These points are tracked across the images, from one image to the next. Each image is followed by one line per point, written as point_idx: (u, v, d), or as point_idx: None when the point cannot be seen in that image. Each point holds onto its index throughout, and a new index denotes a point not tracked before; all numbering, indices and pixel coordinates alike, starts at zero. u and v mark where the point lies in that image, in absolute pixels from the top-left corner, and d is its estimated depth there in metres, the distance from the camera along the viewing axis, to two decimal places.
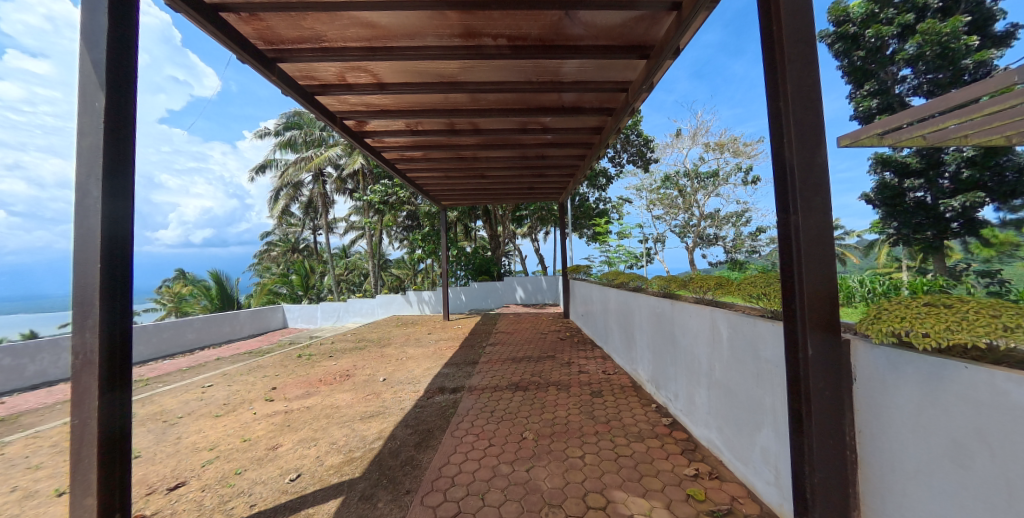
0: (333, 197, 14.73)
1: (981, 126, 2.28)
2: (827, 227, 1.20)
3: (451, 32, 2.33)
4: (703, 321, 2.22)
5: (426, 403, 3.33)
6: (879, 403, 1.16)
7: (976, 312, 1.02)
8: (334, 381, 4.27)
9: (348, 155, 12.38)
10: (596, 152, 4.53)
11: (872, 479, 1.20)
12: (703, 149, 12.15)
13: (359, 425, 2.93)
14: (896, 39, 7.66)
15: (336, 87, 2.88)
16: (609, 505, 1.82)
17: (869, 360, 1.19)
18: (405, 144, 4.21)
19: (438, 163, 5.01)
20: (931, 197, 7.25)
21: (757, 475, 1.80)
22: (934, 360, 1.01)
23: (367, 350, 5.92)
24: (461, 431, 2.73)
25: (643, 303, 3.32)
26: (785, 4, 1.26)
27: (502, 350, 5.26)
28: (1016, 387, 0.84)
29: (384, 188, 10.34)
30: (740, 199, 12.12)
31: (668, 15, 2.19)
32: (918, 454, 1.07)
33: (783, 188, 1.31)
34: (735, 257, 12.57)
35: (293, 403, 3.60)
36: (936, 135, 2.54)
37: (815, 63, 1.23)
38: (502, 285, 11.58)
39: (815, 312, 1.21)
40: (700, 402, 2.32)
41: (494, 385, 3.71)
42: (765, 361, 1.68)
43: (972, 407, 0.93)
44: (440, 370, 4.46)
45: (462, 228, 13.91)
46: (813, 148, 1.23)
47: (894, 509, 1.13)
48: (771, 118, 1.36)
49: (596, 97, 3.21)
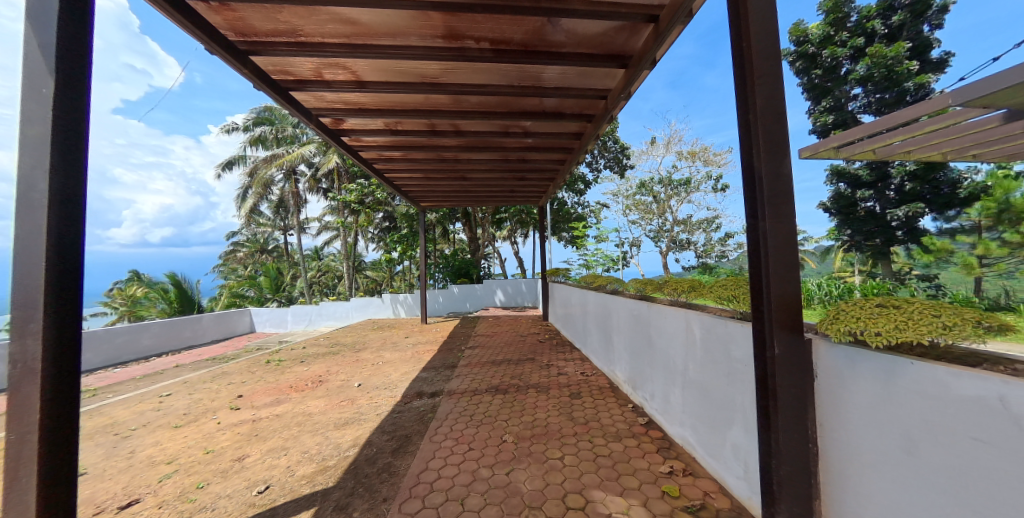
0: (305, 196, 14.25)
1: (922, 143, 2.52)
2: (791, 233, 1.29)
3: (434, 33, 2.32)
4: (678, 322, 2.30)
5: (404, 408, 3.26)
6: (838, 398, 1.23)
7: (921, 311, 1.12)
8: (306, 387, 4.10)
9: (323, 154, 12.10)
10: (576, 157, 4.60)
11: (831, 470, 1.27)
12: (676, 157, 12.57)
13: (333, 432, 2.82)
14: (849, 60, 8.29)
15: (313, 84, 2.80)
16: (589, 505, 1.85)
17: (829, 359, 1.26)
18: (385, 144, 4.14)
19: (419, 164, 4.93)
20: (880, 206, 7.92)
21: (729, 471, 1.87)
22: (887, 357, 1.09)
23: (341, 355, 5.72)
24: (439, 435, 2.69)
25: (621, 305, 3.38)
26: (754, 21, 1.34)
27: (482, 353, 5.24)
28: (958, 380, 0.92)
29: (361, 188, 10.11)
30: (710, 206, 12.68)
31: (646, 27, 2.27)
32: (871, 445, 1.15)
33: (753, 195, 1.37)
34: (706, 262, 13.07)
35: (261, 411, 3.43)
36: (885, 150, 2.78)
37: (780, 80, 1.32)
38: (481, 288, 11.58)
39: (781, 313, 1.28)
40: (676, 401, 2.39)
41: (474, 388, 3.68)
42: (736, 361, 1.75)
43: (919, 399, 1.02)
44: (419, 374, 4.38)
45: (441, 230, 13.73)
46: (780, 159, 1.31)
47: (852, 497, 1.21)
48: (741, 130, 1.43)
49: (576, 103, 3.27)
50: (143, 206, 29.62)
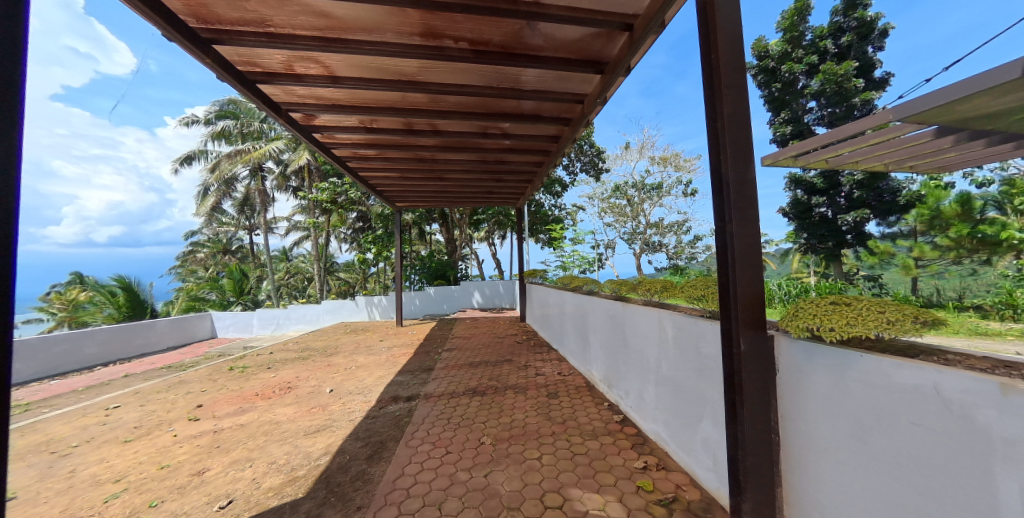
0: (272, 194, 13.62)
1: (868, 154, 2.74)
2: (754, 236, 1.36)
3: (412, 30, 2.29)
4: (652, 322, 2.37)
5: (379, 414, 3.17)
6: (798, 389, 1.32)
7: (869, 307, 1.22)
8: (273, 395, 3.91)
9: (293, 151, 11.61)
10: (553, 160, 4.66)
11: (792, 458, 1.35)
12: (649, 162, 12.99)
13: (302, 441, 2.70)
14: (804, 75, 8.88)
15: (283, 77, 2.68)
16: (567, 503, 1.87)
17: (790, 353, 1.34)
18: (359, 141, 4.03)
19: (395, 163, 4.83)
20: (832, 212, 8.52)
21: (699, 463, 1.94)
22: (839, 351, 1.18)
23: (311, 360, 5.49)
24: (416, 440, 2.64)
25: (597, 306, 3.45)
26: (722, 34, 1.41)
27: (459, 355, 5.19)
28: (900, 371, 1.00)
29: (333, 187, 9.80)
30: (681, 210, 13.19)
31: (621, 35, 2.33)
32: (826, 434, 1.23)
33: (720, 200, 1.44)
34: (677, 263, 13.58)
35: (223, 421, 3.23)
36: (836, 160, 3.01)
37: (746, 91, 1.40)
38: (458, 289, 11.47)
39: (747, 311, 1.35)
40: (649, 398, 2.46)
41: (451, 391, 3.64)
42: (706, 357, 1.83)
43: (867, 389, 1.10)
44: (394, 377, 4.28)
45: (417, 231, 13.49)
46: (744, 165, 1.39)
47: (810, 482, 1.29)
48: (710, 137, 1.50)
49: (554, 107, 3.31)
50: (87, 202, 27.19)
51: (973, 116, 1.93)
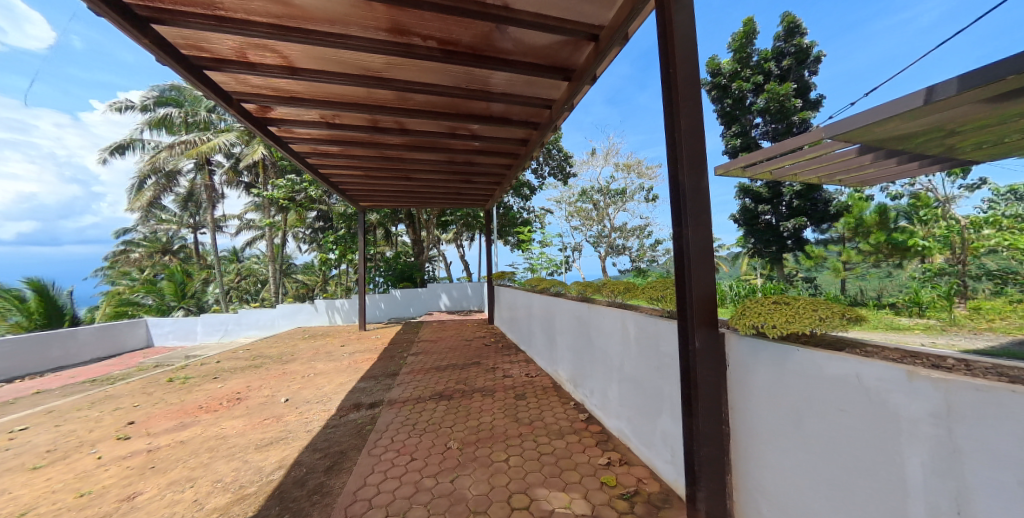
0: (222, 189, 12.62)
1: (805, 167, 3.03)
2: (708, 241, 1.46)
3: (378, 25, 2.22)
4: (615, 322, 2.46)
5: (339, 422, 3.03)
6: (744, 382, 1.42)
7: (803, 306, 1.35)
8: (220, 407, 3.61)
9: (246, 144, 10.84)
10: (522, 163, 4.71)
11: (740, 447, 1.45)
12: (613, 169, 13.48)
13: (253, 456, 2.51)
14: (752, 93, 9.62)
15: (234, 64, 2.50)
16: (533, 503, 1.88)
17: (737, 349, 1.44)
18: (320, 137, 3.84)
19: (359, 161, 4.65)
20: (776, 219, 9.13)
21: (658, 456, 2.03)
22: (779, 346, 1.29)
23: (264, 368, 5.14)
24: (379, 448, 2.54)
25: (564, 307, 3.52)
26: (679, 50, 1.50)
27: (425, 359, 5.07)
28: (829, 362, 1.12)
29: (292, 184, 9.29)
30: (643, 215, 13.81)
31: (588, 45, 2.41)
32: (768, 423, 1.34)
33: (677, 207, 1.53)
34: (639, 266, 14.22)
35: (160, 438, 2.94)
36: (779, 172, 3.29)
37: (700, 105, 1.50)
38: (425, 292, 11.24)
39: (701, 310, 1.44)
40: (613, 396, 2.54)
41: (417, 396, 3.55)
42: (665, 355, 1.92)
43: (802, 379, 1.21)
44: (356, 384, 4.11)
45: (383, 231, 13.10)
46: (698, 175, 1.48)
47: (755, 468, 1.39)
48: (668, 146, 1.59)
49: (523, 110, 3.36)
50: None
51: (889, 137, 2.19)
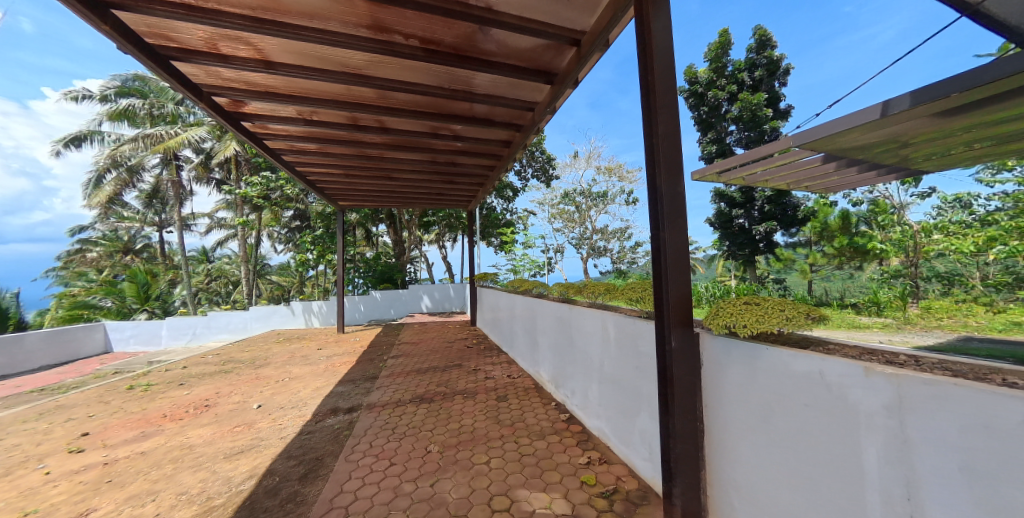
0: (190, 186, 12.03)
1: (775, 174, 3.18)
2: (684, 244, 1.51)
3: (359, 22, 2.18)
4: (596, 322, 2.49)
5: (315, 428, 2.93)
6: (717, 380, 1.47)
7: (771, 306, 1.41)
8: (186, 415, 3.43)
9: (217, 139, 10.39)
10: (505, 164, 4.72)
11: (713, 443, 1.50)
12: (595, 172, 13.68)
13: (221, 465, 2.40)
14: (727, 101, 10.00)
15: (205, 56, 2.40)
16: (514, 505, 1.89)
17: (711, 348, 1.49)
18: (297, 133, 3.73)
19: (338, 159, 4.53)
20: (748, 223, 9.61)
21: (636, 454, 2.08)
22: (749, 345, 1.34)
23: (235, 373, 4.92)
24: (357, 453, 2.48)
25: (546, 308, 3.55)
26: (658, 58, 1.54)
27: (406, 362, 4.99)
28: (795, 359, 1.18)
29: (266, 182, 8.96)
30: (623, 217, 14.10)
31: (570, 49, 2.45)
32: (739, 418, 1.39)
33: (655, 210, 1.57)
34: (620, 267, 14.51)
35: (118, 450, 2.76)
36: (751, 178, 3.44)
37: (677, 112, 1.55)
38: (407, 293, 11.07)
39: (677, 311, 1.49)
40: (594, 396, 2.58)
41: (397, 399, 3.49)
42: (644, 355, 1.97)
43: (770, 376, 1.27)
44: (334, 388, 3.99)
45: (363, 232, 12.81)
46: (675, 179, 1.53)
47: (726, 462, 1.44)
48: (647, 151, 1.62)
49: (506, 112, 3.36)
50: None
51: (850, 147, 2.32)
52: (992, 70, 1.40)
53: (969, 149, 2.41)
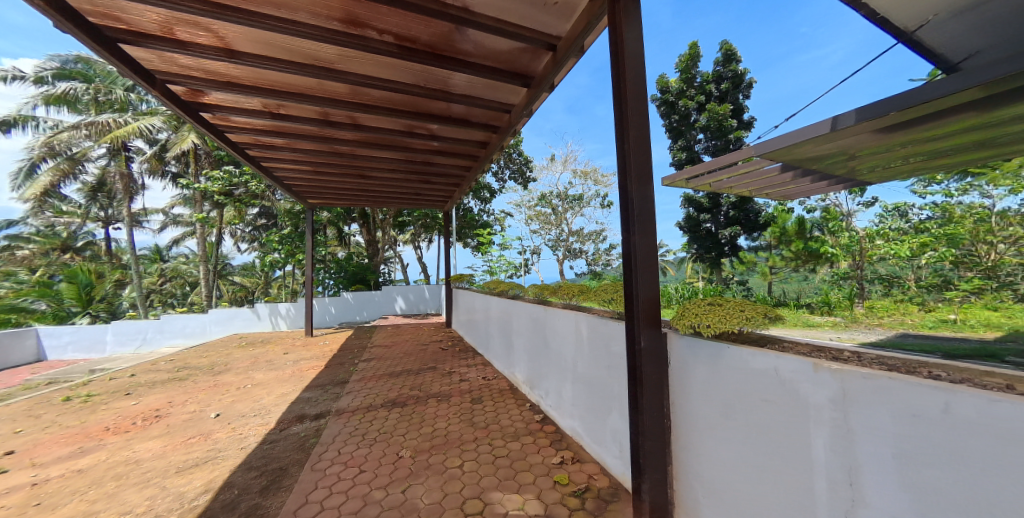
0: (142, 179, 11.20)
1: (739, 181, 3.35)
2: (653, 247, 1.55)
3: (331, 14, 2.11)
4: (569, 324, 2.53)
5: (280, 437, 2.80)
6: (683, 378, 1.53)
7: (733, 306, 1.48)
8: (133, 427, 3.17)
9: (174, 130, 9.75)
10: (482, 165, 4.70)
11: (679, 439, 1.56)
12: (571, 175, 13.92)
13: (172, 481, 2.23)
14: (696, 111, 10.46)
15: (158, 41, 2.24)
16: (487, 507, 1.88)
17: (678, 348, 1.55)
18: (262, 127, 3.54)
19: (307, 156, 4.35)
20: (715, 226, 10.05)
21: (608, 452, 2.12)
22: (712, 344, 1.40)
23: (191, 380, 4.61)
24: (324, 462, 2.39)
25: (521, 310, 3.56)
26: (629, 66, 1.59)
27: (378, 365, 4.86)
28: (753, 357, 1.24)
29: (229, 176, 8.49)
30: (598, 220, 14.44)
31: (546, 53, 2.47)
32: (703, 414, 1.45)
33: (626, 214, 1.61)
34: (594, 269, 14.82)
35: (52, 469, 2.52)
36: (717, 185, 3.61)
37: (647, 118, 1.60)
38: (380, 294, 10.79)
39: (647, 311, 1.53)
40: (567, 396, 2.61)
41: (368, 404, 3.39)
42: (615, 355, 2.01)
43: (731, 373, 1.33)
44: (300, 394, 3.82)
45: (335, 231, 12.38)
46: (645, 184, 1.58)
47: (691, 457, 1.50)
48: (619, 156, 1.66)
49: (482, 113, 3.35)
50: None
51: (805, 158, 2.48)
52: (923, 92, 1.54)
53: (906, 162, 2.64)
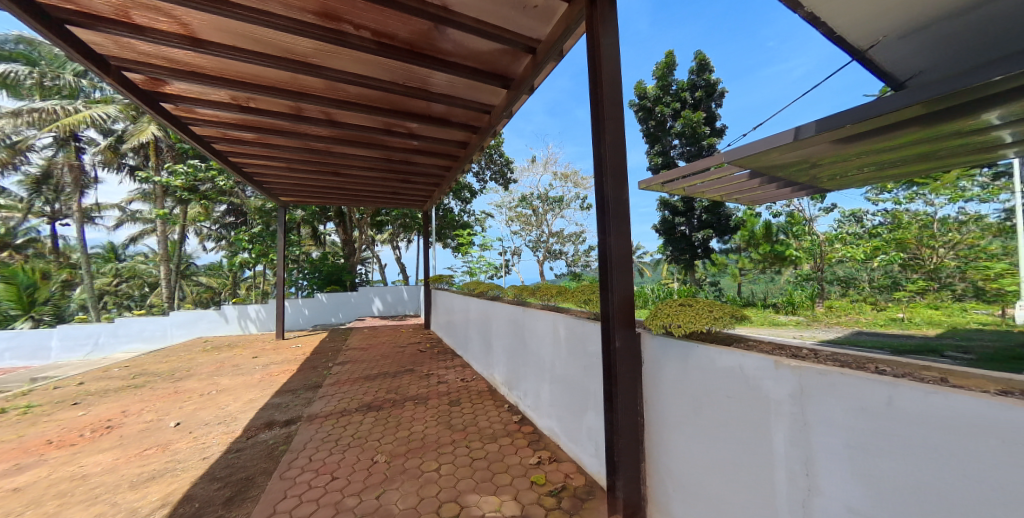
0: (96, 172, 10.45)
1: (711, 186, 3.50)
2: (627, 248, 1.59)
3: (304, 6, 2.04)
4: (547, 324, 2.55)
5: (247, 445, 2.67)
6: (655, 376, 1.57)
7: (703, 307, 1.54)
8: (81, 439, 2.94)
9: (132, 121, 9.17)
10: (462, 165, 4.67)
11: (651, 436, 1.60)
12: (552, 177, 14.06)
13: (125, 496, 2.09)
14: (671, 117, 10.81)
15: (113, 25, 2.09)
16: (463, 510, 1.86)
17: (651, 347, 1.59)
18: (230, 120, 3.38)
19: (279, 152, 4.18)
20: (689, 230, 10.33)
21: (584, 451, 2.15)
22: (682, 343, 1.45)
23: (148, 388, 4.32)
24: (294, 470, 2.30)
25: (500, 311, 3.56)
26: (605, 70, 1.62)
27: (353, 368, 4.73)
28: (720, 355, 1.29)
29: (193, 171, 8.06)
30: (578, 222, 14.63)
31: (526, 56, 2.49)
32: (673, 411, 1.49)
33: (603, 215, 1.64)
34: (574, 270, 15.02)
35: None
36: (690, 189, 3.75)
37: (622, 122, 1.64)
38: (356, 296, 10.51)
39: (621, 311, 1.57)
40: (545, 396, 2.63)
41: (342, 409, 3.29)
42: (591, 355, 2.04)
43: (700, 371, 1.38)
44: (270, 400, 3.67)
45: (309, 230, 11.96)
46: (620, 187, 1.61)
47: (662, 453, 1.55)
48: (595, 159, 1.69)
49: (463, 113, 3.33)
50: None
51: (771, 165, 2.62)
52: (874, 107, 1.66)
53: (861, 172, 2.82)
